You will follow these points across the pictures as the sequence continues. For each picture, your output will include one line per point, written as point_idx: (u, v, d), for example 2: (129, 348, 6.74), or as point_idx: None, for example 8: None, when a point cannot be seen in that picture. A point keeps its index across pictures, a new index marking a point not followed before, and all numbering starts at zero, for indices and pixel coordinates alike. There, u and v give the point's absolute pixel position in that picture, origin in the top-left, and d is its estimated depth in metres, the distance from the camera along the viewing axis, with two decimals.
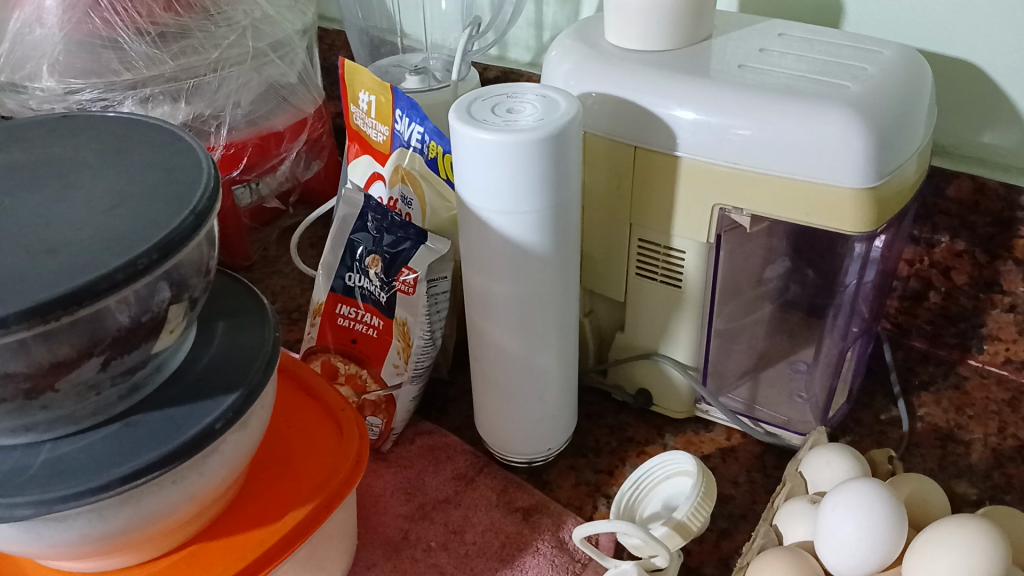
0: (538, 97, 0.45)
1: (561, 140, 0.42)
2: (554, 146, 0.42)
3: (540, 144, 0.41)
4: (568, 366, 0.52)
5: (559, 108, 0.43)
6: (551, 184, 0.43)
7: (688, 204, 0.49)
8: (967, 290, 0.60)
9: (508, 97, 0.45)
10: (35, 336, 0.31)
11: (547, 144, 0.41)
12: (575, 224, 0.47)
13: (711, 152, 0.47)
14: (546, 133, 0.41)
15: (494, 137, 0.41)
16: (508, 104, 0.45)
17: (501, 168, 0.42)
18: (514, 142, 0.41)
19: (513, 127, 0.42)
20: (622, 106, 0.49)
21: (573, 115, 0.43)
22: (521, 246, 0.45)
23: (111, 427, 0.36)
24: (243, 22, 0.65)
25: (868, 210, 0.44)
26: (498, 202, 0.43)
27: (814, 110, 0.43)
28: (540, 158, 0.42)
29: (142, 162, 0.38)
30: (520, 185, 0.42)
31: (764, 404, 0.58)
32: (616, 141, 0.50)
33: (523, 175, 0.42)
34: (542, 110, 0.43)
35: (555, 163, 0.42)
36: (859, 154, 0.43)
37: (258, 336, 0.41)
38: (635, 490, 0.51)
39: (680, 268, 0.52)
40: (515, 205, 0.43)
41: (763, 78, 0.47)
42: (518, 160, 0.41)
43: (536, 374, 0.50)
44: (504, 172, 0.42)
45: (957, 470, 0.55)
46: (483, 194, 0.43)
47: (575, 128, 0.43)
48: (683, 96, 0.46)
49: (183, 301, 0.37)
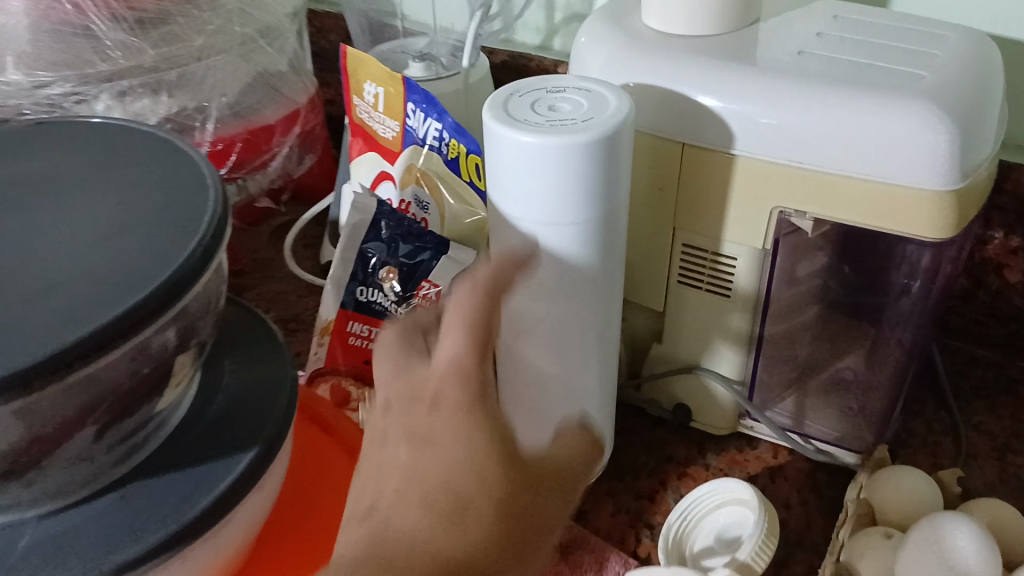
0: (581, 91, 0.40)
1: (615, 140, 0.37)
2: (606, 148, 0.37)
3: (593, 147, 0.36)
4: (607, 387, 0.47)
5: (609, 105, 0.38)
6: (601, 191, 0.38)
7: (742, 207, 0.44)
8: (1021, 289, 0.56)
9: (546, 93, 0.40)
10: (19, 407, 0.25)
11: (600, 146, 0.36)
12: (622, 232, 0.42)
13: (772, 150, 0.42)
14: (599, 135, 0.36)
15: (543, 141, 0.36)
16: (548, 101, 0.39)
17: (549, 175, 0.37)
18: (564, 145, 0.36)
19: (558, 127, 0.37)
20: (669, 99, 0.43)
21: (626, 111, 0.38)
22: (565, 258, 0.40)
23: (107, 497, 0.31)
24: (230, 5, 0.59)
25: (950, 213, 0.40)
26: (541, 212, 0.38)
27: (891, 104, 0.39)
28: (591, 162, 0.37)
29: (134, 179, 0.32)
30: (568, 193, 0.37)
31: (813, 418, 0.54)
32: (661, 137, 0.44)
33: (569, 181, 0.37)
34: (590, 107, 0.38)
35: (607, 166, 0.37)
36: (944, 153, 0.38)
37: (271, 377, 0.36)
38: (683, 521, 0.47)
39: (729, 275, 0.47)
40: (561, 216, 0.38)
41: (827, 67, 0.42)
42: (567, 165, 0.36)
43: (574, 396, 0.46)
44: (551, 180, 0.37)
45: (1020, 485, 0.51)
46: (522, 201, 0.38)
47: (627, 129, 0.37)
48: (741, 89, 0.42)
49: (190, 349, 0.32)
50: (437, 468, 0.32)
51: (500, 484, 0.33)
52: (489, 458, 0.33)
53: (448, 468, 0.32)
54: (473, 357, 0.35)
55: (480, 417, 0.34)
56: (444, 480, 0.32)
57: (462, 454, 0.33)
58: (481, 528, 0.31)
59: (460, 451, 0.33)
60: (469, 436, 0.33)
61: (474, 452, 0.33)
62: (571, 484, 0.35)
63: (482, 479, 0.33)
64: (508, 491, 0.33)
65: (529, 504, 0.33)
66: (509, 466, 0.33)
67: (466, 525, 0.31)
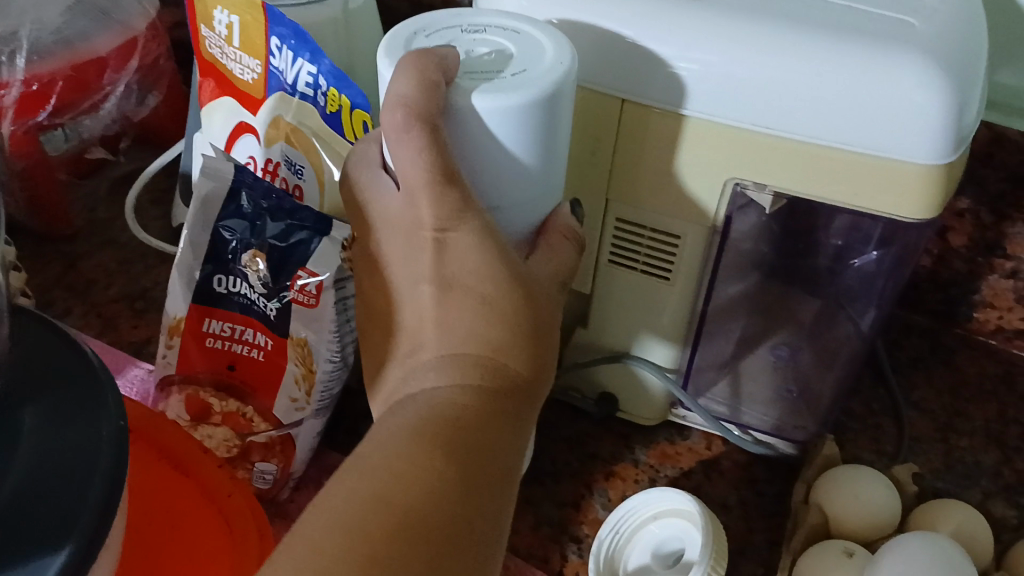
0: (500, 31, 0.33)
1: (570, 93, 0.31)
2: (563, 102, 0.31)
3: (553, 103, 0.31)
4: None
5: (543, 47, 0.32)
6: (556, 151, 0.33)
7: (692, 177, 0.37)
8: (964, 254, 0.52)
9: (456, 36, 0.33)
10: None
11: (557, 101, 0.31)
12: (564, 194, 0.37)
13: (733, 111, 0.34)
14: (558, 87, 0.31)
15: (501, 101, 0.30)
16: (463, 46, 0.33)
17: (506, 142, 0.31)
18: (525, 104, 0.30)
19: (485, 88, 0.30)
20: (606, 42, 0.35)
21: (572, 55, 0.32)
22: (512, 226, 0.34)
23: None
24: None
25: (937, 191, 0.34)
26: (491, 182, 0.32)
27: (882, 58, 0.32)
28: (548, 122, 0.31)
29: None
30: (523, 160, 0.32)
31: (750, 405, 0.48)
32: (596, 90, 0.36)
33: (504, 153, 0.31)
34: (524, 51, 0.32)
35: (560, 123, 0.32)
36: (940, 122, 0.32)
37: (89, 428, 0.29)
38: (616, 535, 0.41)
39: (670, 255, 0.41)
40: (514, 189, 0.33)
41: (799, 7, 0.34)
42: (527, 129, 0.31)
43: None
44: (505, 148, 0.31)
45: (965, 470, 0.48)
46: (466, 168, 0.32)
47: (570, 83, 0.31)
48: (696, 32, 0.33)
49: None
50: (465, 321, 0.31)
51: (541, 327, 0.32)
52: (524, 303, 0.31)
53: (479, 309, 0.31)
54: (440, 189, 0.31)
55: (501, 265, 0.31)
56: (478, 299, 0.31)
57: (485, 316, 0.31)
58: (521, 370, 0.31)
59: (473, 262, 0.31)
60: (499, 315, 0.31)
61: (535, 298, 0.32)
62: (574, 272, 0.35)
63: (510, 297, 0.31)
64: (545, 349, 0.32)
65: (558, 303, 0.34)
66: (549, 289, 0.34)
67: (507, 347, 0.31)
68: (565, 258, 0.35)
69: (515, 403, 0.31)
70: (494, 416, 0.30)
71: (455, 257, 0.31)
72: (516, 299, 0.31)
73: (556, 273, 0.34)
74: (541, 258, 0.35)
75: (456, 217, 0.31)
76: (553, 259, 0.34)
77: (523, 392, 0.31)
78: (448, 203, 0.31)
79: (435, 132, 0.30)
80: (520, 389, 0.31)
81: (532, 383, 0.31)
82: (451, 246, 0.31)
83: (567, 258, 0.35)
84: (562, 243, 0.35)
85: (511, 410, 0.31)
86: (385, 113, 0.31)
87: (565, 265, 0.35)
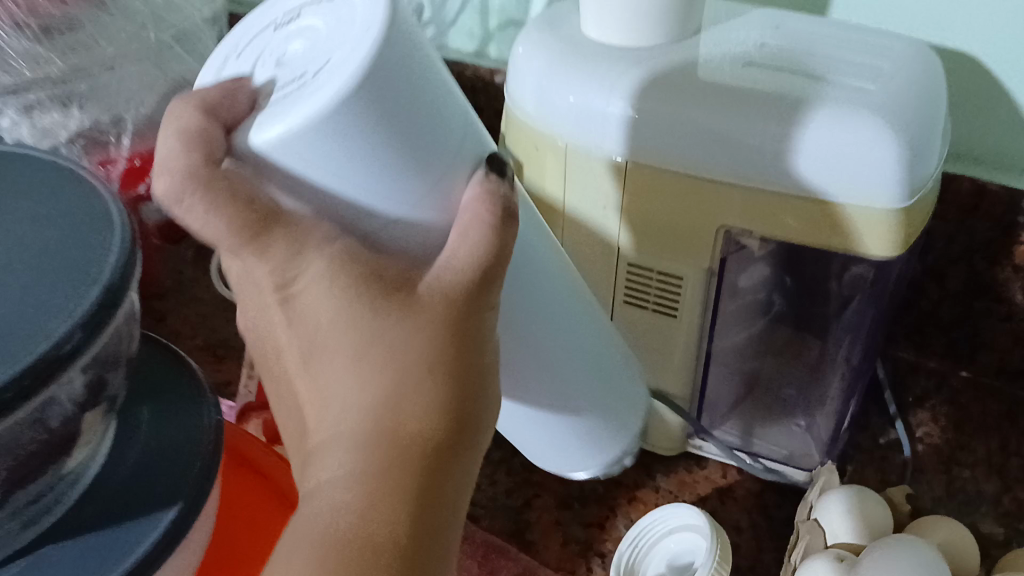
0: (317, 4, 0.31)
1: (384, 68, 0.27)
2: (379, 81, 0.27)
3: (354, 99, 0.27)
4: (590, 359, 0.43)
5: (357, 10, 0.29)
6: (419, 116, 0.29)
7: (689, 226, 0.44)
8: (961, 298, 0.56)
9: (281, 31, 0.32)
10: None
11: (365, 89, 0.27)
12: (463, 168, 0.32)
13: (716, 168, 0.41)
14: (344, 88, 0.27)
15: (276, 138, 0.27)
16: (286, 45, 0.31)
17: (326, 164, 0.28)
18: (310, 127, 0.27)
19: (277, 109, 0.28)
20: (606, 113, 0.43)
21: (381, 21, 0.28)
22: (420, 224, 0.31)
23: (13, 567, 0.30)
24: (143, 11, 0.56)
25: (898, 230, 0.40)
26: (346, 195, 0.29)
27: (836, 118, 0.38)
28: (370, 108, 0.27)
29: (25, 219, 0.31)
30: (365, 164, 0.28)
31: (762, 437, 0.53)
32: (603, 153, 0.44)
33: (329, 164, 0.28)
34: (333, 32, 0.30)
35: (392, 99, 0.28)
36: (892, 170, 0.38)
37: (189, 425, 0.35)
38: (634, 549, 0.46)
39: (675, 295, 0.47)
40: (379, 185, 0.29)
41: (772, 80, 0.41)
42: (338, 140, 0.27)
43: (574, 371, 0.43)
44: (333, 163, 0.28)
45: (966, 498, 0.51)
46: (305, 204, 0.29)
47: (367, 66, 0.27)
48: (681, 102, 0.41)
49: (100, 403, 0.31)
50: (342, 384, 0.30)
51: (443, 368, 0.30)
52: (409, 351, 0.29)
53: (357, 365, 0.29)
54: (251, 249, 0.29)
55: (363, 323, 0.29)
56: (355, 353, 0.29)
57: (364, 381, 0.30)
58: (426, 418, 0.30)
59: (327, 322, 0.30)
60: (376, 376, 0.29)
61: (424, 347, 0.29)
62: (497, 269, 0.30)
63: (381, 346, 0.29)
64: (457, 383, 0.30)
65: (478, 330, 0.31)
66: (461, 315, 0.30)
67: (400, 404, 0.29)
68: (474, 257, 0.30)
69: (436, 455, 0.30)
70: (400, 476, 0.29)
71: (311, 318, 0.30)
72: (394, 353, 0.29)
73: (452, 279, 0.30)
74: (455, 254, 0.30)
75: (290, 266, 0.29)
76: (456, 269, 0.30)
77: (441, 445, 0.30)
78: (276, 249, 0.29)
79: (212, 185, 0.28)
80: (432, 442, 0.30)
81: (446, 427, 0.30)
82: (302, 305, 0.30)
83: (480, 251, 0.30)
84: (475, 238, 0.30)
85: (431, 463, 0.30)
86: (155, 194, 0.30)
87: (469, 278, 0.30)
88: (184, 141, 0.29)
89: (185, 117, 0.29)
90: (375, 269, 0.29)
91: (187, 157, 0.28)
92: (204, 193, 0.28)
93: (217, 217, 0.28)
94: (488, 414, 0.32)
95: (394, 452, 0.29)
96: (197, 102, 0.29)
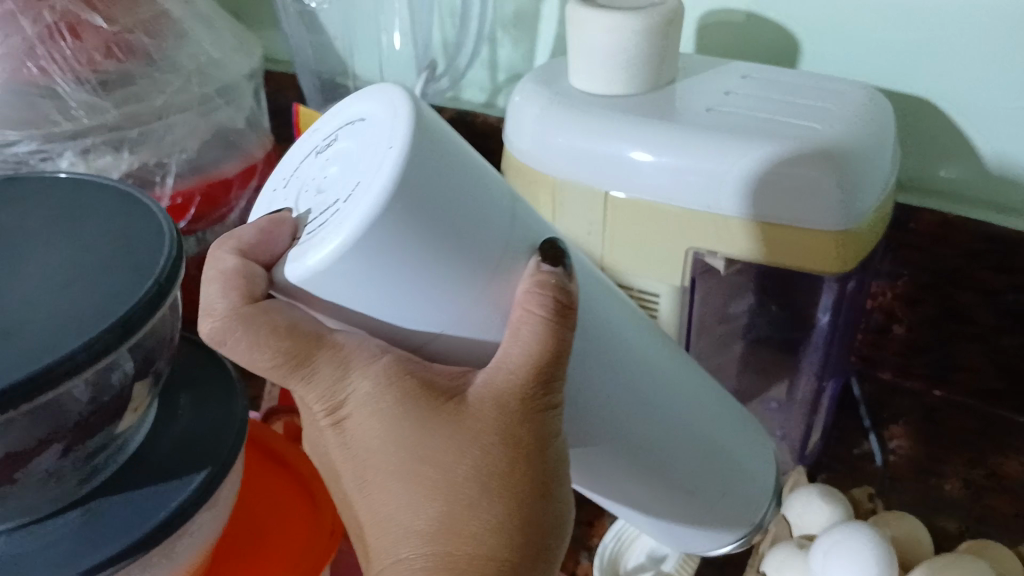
0: (350, 129, 0.33)
1: (411, 179, 0.29)
2: (411, 195, 0.29)
3: (387, 215, 0.28)
4: (703, 449, 0.43)
5: (382, 128, 0.31)
6: (464, 223, 0.30)
7: (662, 249, 0.50)
8: (930, 324, 0.59)
9: (320, 159, 0.34)
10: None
11: (396, 206, 0.28)
12: (518, 260, 0.33)
13: (682, 196, 0.47)
14: (375, 205, 0.28)
15: (312, 274, 0.29)
16: (323, 172, 0.33)
17: (375, 290, 0.30)
18: (346, 252, 0.28)
19: (321, 227, 0.30)
20: (588, 150, 0.49)
21: (404, 137, 0.29)
22: (481, 324, 0.32)
23: (72, 514, 0.36)
24: (190, 66, 0.61)
25: (842, 250, 0.46)
26: (395, 324, 0.31)
27: (784, 153, 0.44)
28: (405, 222, 0.29)
29: (92, 228, 0.38)
30: (405, 282, 0.30)
31: None
32: (587, 184, 0.50)
33: (377, 263, 0.29)
34: (362, 152, 0.31)
35: (428, 211, 0.29)
36: (833, 196, 0.44)
37: (220, 406, 0.41)
38: (618, 541, 0.51)
39: (654, 311, 0.54)
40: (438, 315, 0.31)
41: (731, 121, 0.47)
42: (376, 261, 0.29)
43: (697, 462, 0.43)
44: (373, 290, 0.30)
45: (938, 505, 0.58)
46: (348, 326, 0.32)
47: (395, 159, 0.29)
48: (651, 140, 0.47)
49: (148, 378, 0.37)
50: (399, 505, 0.32)
51: (502, 479, 0.32)
52: (464, 465, 0.31)
53: (409, 486, 0.32)
54: (299, 376, 0.32)
55: (411, 437, 0.31)
56: (404, 473, 0.32)
57: (421, 500, 0.32)
58: (487, 531, 0.32)
59: (378, 442, 0.32)
60: (431, 492, 0.31)
61: (476, 461, 0.31)
62: (557, 364, 0.32)
63: (433, 466, 0.31)
64: (523, 493, 0.32)
65: (540, 443, 0.33)
66: (515, 423, 0.32)
67: (460, 519, 0.31)
68: (524, 355, 0.31)
69: (500, 565, 0.32)
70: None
71: (361, 441, 0.33)
72: (449, 471, 0.31)
73: (507, 384, 0.31)
74: (509, 351, 0.32)
75: (338, 388, 0.32)
76: (508, 371, 0.31)
77: (507, 560, 0.32)
78: (324, 372, 0.31)
79: (253, 321, 0.31)
80: (494, 555, 0.32)
81: (508, 539, 0.32)
82: (352, 427, 0.33)
83: (529, 350, 0.31)
84: (526, 333, 0.31)
85: (500, 574, 0.32)
86: (202, 334, 0.33)
87: (521, 378, 0.31)
88: (231, 285, 0.32)
89: (226, 260, 0.33)
90: (425, 380, 0.31)
91: (228, 298, 0.32)
92: (244, 327, 0.31)
93: (262, 349, 0.31)
94: (558, 527, 0.34)
95: (455, 567, 0.31)
96: (234, 243, 0.33)
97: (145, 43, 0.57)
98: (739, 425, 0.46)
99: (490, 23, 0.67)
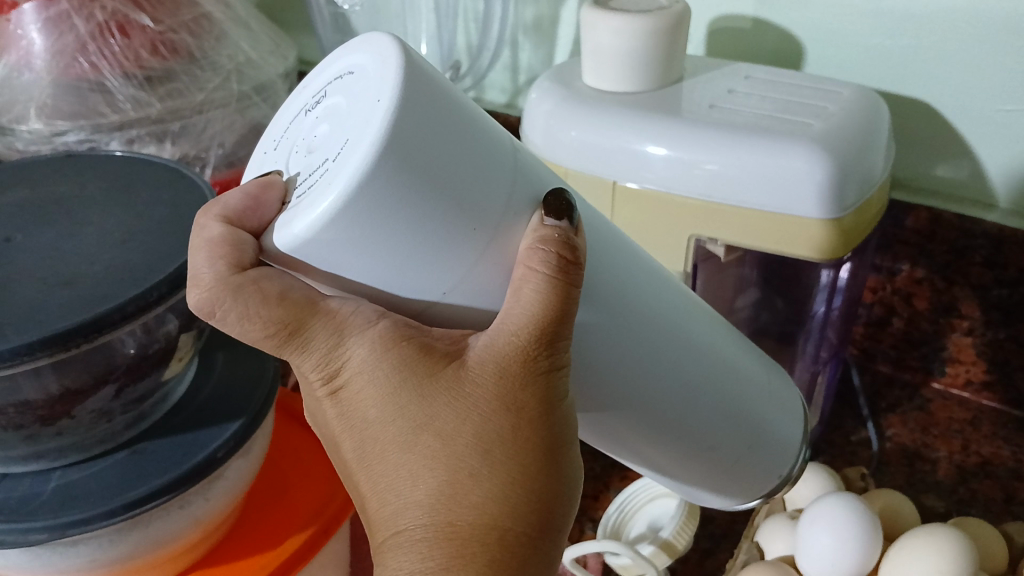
0: (340, 83, 0.32)
1: (405, 134, 0.28)
2: (401, 151, 0.28)
3: (377, 174, 0.27)
4: (731, 418, 0.44)
5: (374, 82, 0.30)
6: (465, 181, 0.30)
7: (668, 238, 0.54)
8: (929, 316, 0.62)
9: (310, 117, 0.33)
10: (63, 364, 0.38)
11: (386, 163, 0.27)
12: (519, 215, 0.32)
13: (683, 188, 0.51)
14: (365, 164, 0.27)
15: (301, 240, 0.28)
16: (314, 131, 0.32)
17: (371, 256, 0.29)
18: (336, 216, 0.27)
19: (311, 191, 0.29)
20: (597, 144, 0.53)
21: (393, 89, 0.28)
22: (481, 285, 0.32)
23: (120, 454, 0.43)
24: (228, 65, 0.63)
25: (833, 237, 0.49)
26: (389, 288, 0.31)
27: (781, 147, 0.47)
28: (399, 181, 0.28)
29: (146, 200, 0.45)
30: (398, 245, 0.29)
31: None
32: (597, 175, 0.53)
33: (371, 227, 0.28)
34: (352, 106, 0.30)
35: (418, 169, 0.28)
36: (823, 188, 0.47)
37: (259, 363, 0.49)
38: (621, 512, 0.56)
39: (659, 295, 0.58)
40: (434, 278, 0.31)
41: (731, 117, 0.50)
42: (366, 225, 0.28)
43: (716, 422, 0.44)
44: (367, 254, 0.29)
45: (924, 486, 0.61)
46: (344, 292, 0.31)
47: (385, 116, 0.28)
48: (657, 135, 0.50)
49: (191, 332, 0.46)
50: (399, 476, 0.31)
51: (506, 445, 0.31)
52: (465, 433, 0.31)
53: (407, 455, 0.31)
54: (294, 346, 0.32)
55: (409, 407, 0.31)
56: (402, 442, 0.31)
57: (419, 472, 0.31)
58: (489, 499, 0.31)
59: (376, 412, 0.32)
60: (431, 462, 0.31)
61: (476, 428, 0.31)
62: (560, 323, 0.31)
63: (432, 433, 0.31)
64: (529, 459, 0.31)
65: (546, 406, 0.32)
66: (519, 387, 0.31)
67: (461, 487, 0.31)
68: (527, 316, 0.30)
69: (506, 535, 0.31)
70: (467, 562, 0.30)
71: (358, 411, 0.32)
72: (449, 439, 0.31)
73: (507, 347, 0.31)
74: (510, 312, 0.31)
75: (333, 356, 0.32)
76: (509, 333, 0.31)
77: (513, 532, 0.31)
78: (319, 339, 0.31)
79: (242, 291, 0.31)
80: (498, 524, 0.31)
81: (513, 507, 0.31)
82: (349, 398, 0.32)
83: (531, 311, 0.30)
84: (528, 293, 0.30)
85: (505, 544, 0.31)
86: (190, 307, 0.32)
87: (524, 341, 0.30)
88: (218, 253, 0.32)
89: (213, 228, 0.32)
90: (424, 346, 0.31)
91: (215, 267, 0.31)
92: (235, 297, 0.31)
93: (253, 320, 0.31)
94: (568, 492, 0.34)
95: (455, 537, 0.30)
96: (220, 211, 0.32)
97: (189, 42, 0.60)
98: (772, 389, 0.48)
99: (512, 27, 0.70)
